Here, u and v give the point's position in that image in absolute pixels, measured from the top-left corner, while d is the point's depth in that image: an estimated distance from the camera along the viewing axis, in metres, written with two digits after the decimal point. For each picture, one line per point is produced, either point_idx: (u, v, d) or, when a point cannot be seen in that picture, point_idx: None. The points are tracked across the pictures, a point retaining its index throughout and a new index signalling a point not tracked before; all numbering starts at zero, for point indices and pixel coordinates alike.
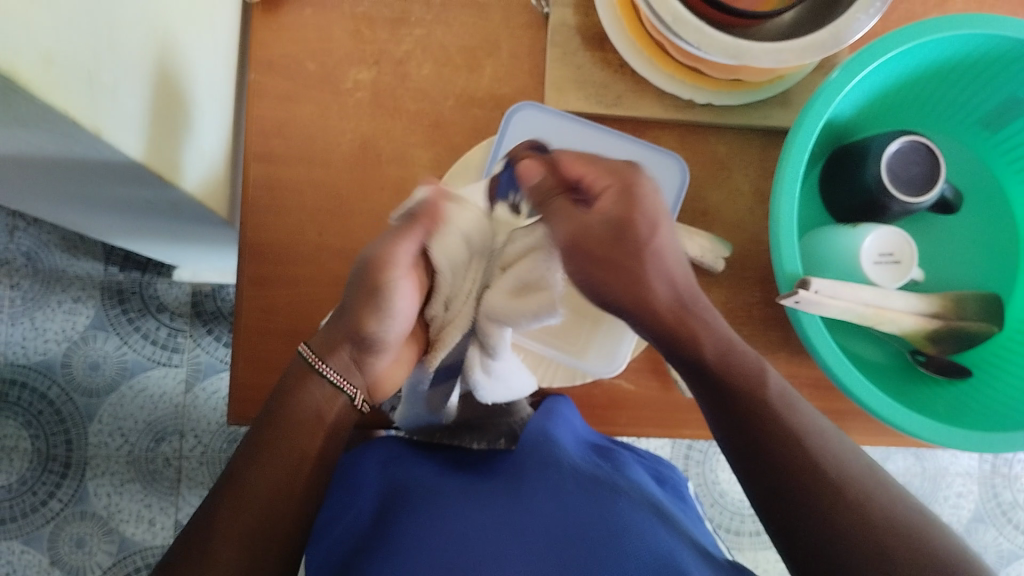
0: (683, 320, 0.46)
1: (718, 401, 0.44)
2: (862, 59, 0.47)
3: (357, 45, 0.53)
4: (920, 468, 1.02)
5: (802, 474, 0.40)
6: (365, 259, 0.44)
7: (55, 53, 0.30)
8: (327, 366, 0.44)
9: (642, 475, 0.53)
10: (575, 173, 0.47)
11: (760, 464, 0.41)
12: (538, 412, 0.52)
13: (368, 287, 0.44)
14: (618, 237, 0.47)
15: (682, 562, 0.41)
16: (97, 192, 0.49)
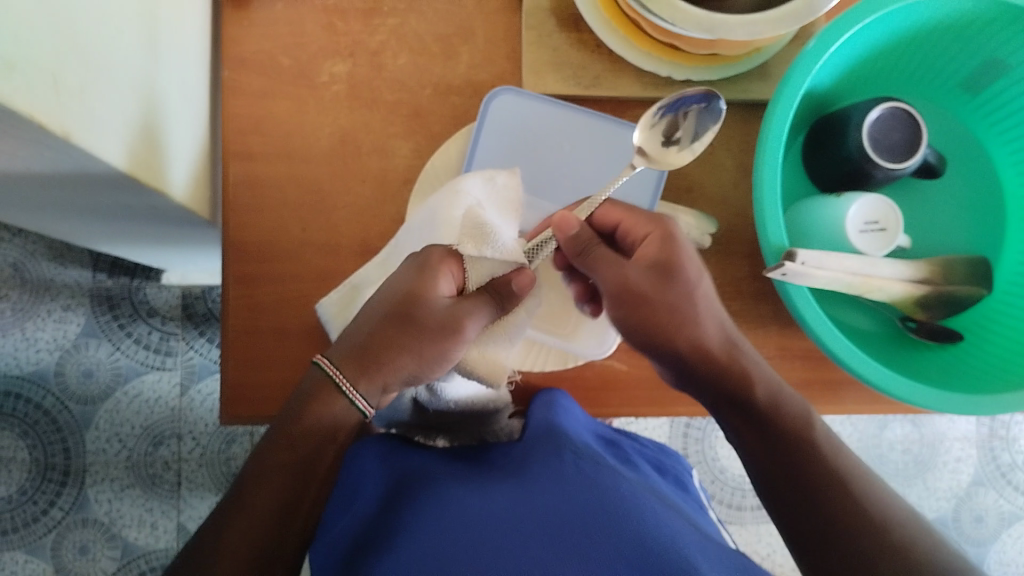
0: (734, 358, 0.45)
1: (751, 437, 0.44)
2: (838, 27, 0.47)
3: (331, 37, 0.52)
4: (918, 434, 1.03)
5: (841, 512, 0.40)
6: (418, 295, 0.43)
7: (17, 56, 0.29)
8: (356, 392, 0.42)
9: (646, 465, 0.54)
10: (614, 220, 0.48)
11: (796, 500, 0.41)
12: (539, 404, 0.51)
13: (407, 331, 0.43)
14: (667, 280, 0.46)
15: (688, 545, 0.41)
16: (77, 197, 0.48)
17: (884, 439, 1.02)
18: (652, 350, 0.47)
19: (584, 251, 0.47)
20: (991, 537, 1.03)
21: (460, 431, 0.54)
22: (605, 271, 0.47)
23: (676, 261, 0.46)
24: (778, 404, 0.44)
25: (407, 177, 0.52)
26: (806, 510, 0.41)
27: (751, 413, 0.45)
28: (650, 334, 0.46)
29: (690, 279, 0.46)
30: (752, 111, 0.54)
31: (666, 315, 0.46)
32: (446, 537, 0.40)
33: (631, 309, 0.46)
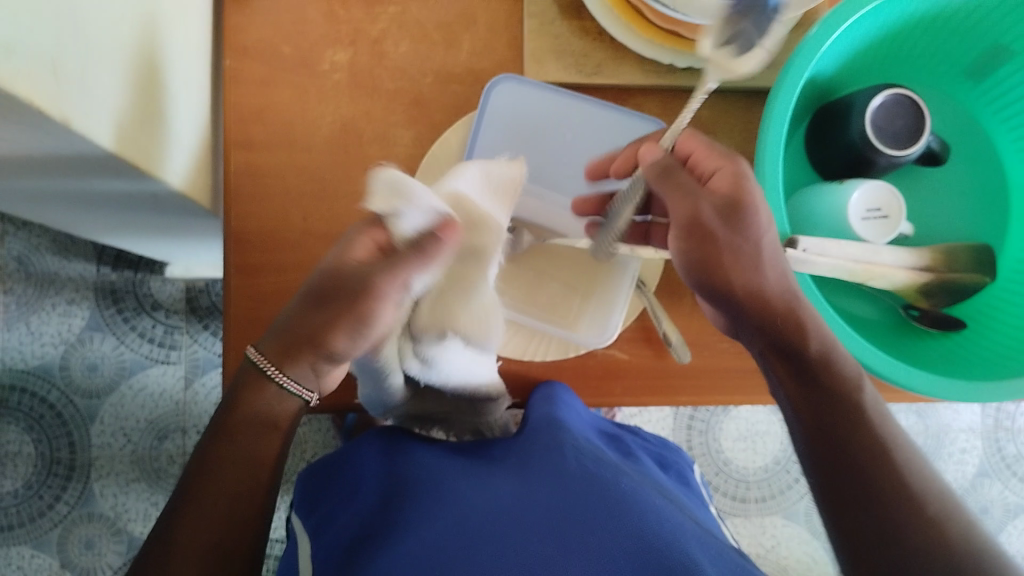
0: (791, 312, 0.42)
1: (797, 395, 0.43)
2: (841, 12, 0.47)
3: (332, 25, 0.52)
4: (923, 426, 1.02)
5: (878, 500, 0.39)
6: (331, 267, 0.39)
7: (16, 41, 0.29)
8: (286, 377, 0.40)
9: (648, 461, 0.53)
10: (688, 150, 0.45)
11: (835, 468, 0.41)
12: (538, 399, 0.51)
13: (334, 303, 0.39)
14: (738, 217, 0.42)
15: (687, 540, 0.41)
16: (82, 187, 0.48)
17: None
18: (718, 301, 0.45)
19: (666, 171, 0.43)
20: (996, 528, 1.02)
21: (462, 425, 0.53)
22: (676, 201, 0.43)
23: (745, 204, 0.42)
24: (831, 366, 0.42)
25: (409, 166, 0.52)
26: (853, 480, 0.40)
27: (799, 366, 0.42)
28: (712, 271, 0.44)
29: (760, 226, 0.42)
30: (753, 98, 0.54)
31: (728, 252, 0.43)
32: (449, 527, 0.40)
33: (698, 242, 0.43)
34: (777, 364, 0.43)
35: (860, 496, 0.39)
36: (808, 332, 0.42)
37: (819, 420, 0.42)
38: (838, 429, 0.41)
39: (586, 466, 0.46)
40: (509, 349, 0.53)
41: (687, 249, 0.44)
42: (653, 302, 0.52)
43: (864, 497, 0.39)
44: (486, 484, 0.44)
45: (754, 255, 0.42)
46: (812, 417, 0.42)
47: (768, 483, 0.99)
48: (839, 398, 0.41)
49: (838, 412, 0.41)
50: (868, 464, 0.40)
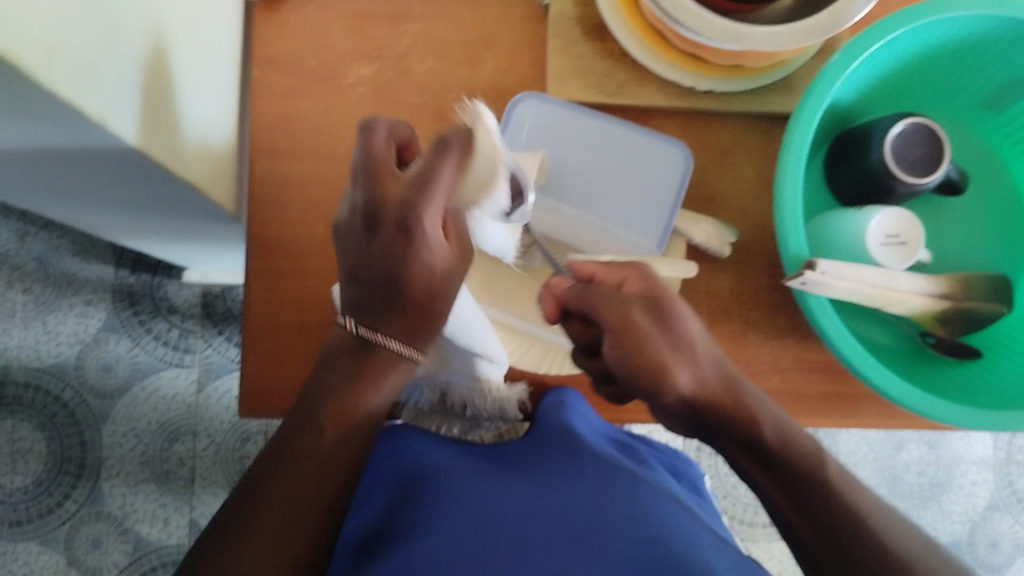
0: (737, 398, 0.41)
1: (765, 480, 0.41)
2: (863, 41, 0.47)
3: (360, 39, 0.53)
4: (934, 457, 1.02)
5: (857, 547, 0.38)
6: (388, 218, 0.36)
7: (58, 42, 0.30)
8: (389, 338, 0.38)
9: (662, 472, 0.53)
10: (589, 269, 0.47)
11: (817, 534, 0.39)
12: (551, 407, 0.51)
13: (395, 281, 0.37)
14: (662, 316, 0.42)
15: (704, 552, 0.41)
16: (109, 188, 0.49)
17: (899, 461, 1.01)
18: (654, 401, 0.42)
19: (581, 291, 0.44)
20: (1006, 562, 1.02)
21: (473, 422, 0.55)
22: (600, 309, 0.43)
23: (664, 297, 0.43)
24: (791, 446, 0.40)
25: None
26: (833, 552, 0.38)
27: (763, 457, 0.40)
28: (644, 386, 0.42)
29: (683, 319, 0.43)
30: (774, 123, 0.55)
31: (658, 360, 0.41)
32: (460, 531, 0.41)
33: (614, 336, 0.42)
34: (739, 455, 0.41)
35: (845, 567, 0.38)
36: (760, 418, 0.41)
37: (800, 510, 0.39)
38: (817, 508, 0.39)
39: (598, 471, 0.46)
40: (525, 362, 0.53)
41: (611, 362, 0.42)
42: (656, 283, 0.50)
43: (853, 570, 0.38)
44: (503, 487, 0.45)
45: (680, 361, 0.41)
46: (785, 497, 0.40)
47: None
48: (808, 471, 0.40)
49: (806, 479, 0.40)
50: (846, 529, 0.38)
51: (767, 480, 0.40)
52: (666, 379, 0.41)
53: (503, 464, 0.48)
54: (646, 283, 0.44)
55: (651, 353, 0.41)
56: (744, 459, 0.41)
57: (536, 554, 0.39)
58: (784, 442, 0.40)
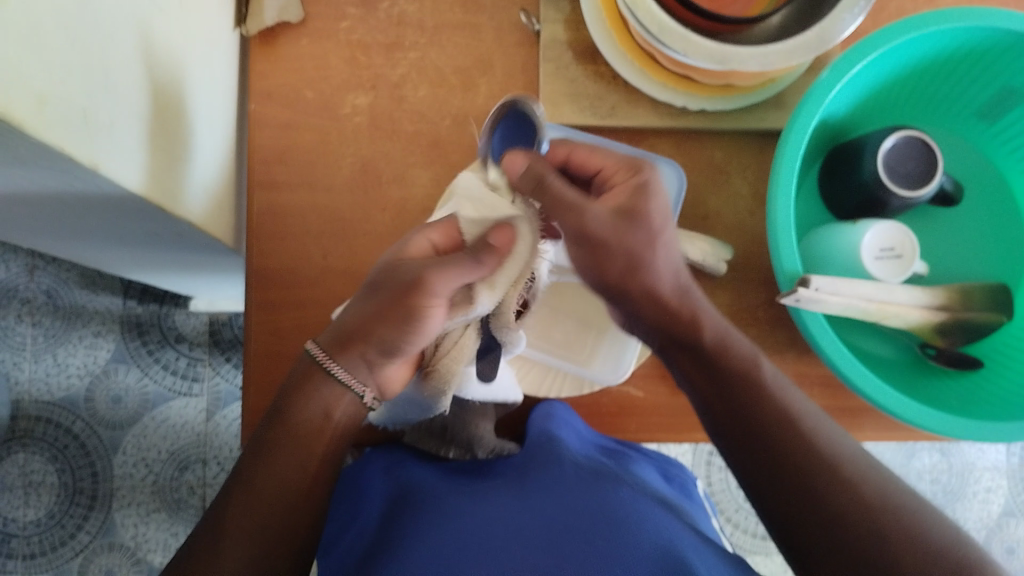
0: (686, 303, 0.44)
1: (707, 393, 0.44)
2: (851, 57, 0.47)
3: (353, 71, 0.54)
4: (947, 464, 1.01)
5: (819, 485, 0.39)
6: (394, 267, 0.41)
7: (49, 93, 0.30)
8: (337, 366, 0.41)
9: (651, 472, 0.52)
10: (591, 166, 0.45)
11: (773, 471, 0.40)
12: (539, 418, 0.52)
13: (391, 300, 0.40)
14: (632, 223, 0.42)
15: (684, 547, 0.41)
16: (109, 225, 0.49)
17: (912, 469, 1.00)
18: (619, 300, 0.45)
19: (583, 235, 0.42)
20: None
21: (470, 442, 0.53)
22: (562, 220, 0.41)
23: (637, 211, 0.42)
24: (727, 349, 0.43)
25: (426, 206, 0.53)
26: (786, 488, 0.40)
27: (700, 360, 0.44)
28: (600, 259, 0.43)
29: (652, 227, 0.42)
30: (766, 139, 0.55)
31: (624, 263, 0.43)
32: (443, 542, 0.40)
33: (591, 250, 0.43)
34: (691, 366, 0.44)
35: (774, 473, 0.40)
36: (702, 324, 0.43)
37: (734, 416, 0.43)
38: (751, 414, 0.42)
39: (580, 478, 0.46)
40: (526, 385, 0.54)
41: (580, 259, 0.44)
42: None
43: (808, 518, 0.39)
44: (483, 499, 0.45)
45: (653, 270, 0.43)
46: (720, 401, 0.43)
47: None
48: (741, 380, 0.43)
49: (745, 397, 0.42)
50: (793, 453, 0.40)
51: (725, 416, 0.43)
52: (642, 276, 0.43)
53: (486, 476, 0.48)
54: (622, 167, 0.44)
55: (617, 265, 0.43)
56: (708, 386, 0.44)
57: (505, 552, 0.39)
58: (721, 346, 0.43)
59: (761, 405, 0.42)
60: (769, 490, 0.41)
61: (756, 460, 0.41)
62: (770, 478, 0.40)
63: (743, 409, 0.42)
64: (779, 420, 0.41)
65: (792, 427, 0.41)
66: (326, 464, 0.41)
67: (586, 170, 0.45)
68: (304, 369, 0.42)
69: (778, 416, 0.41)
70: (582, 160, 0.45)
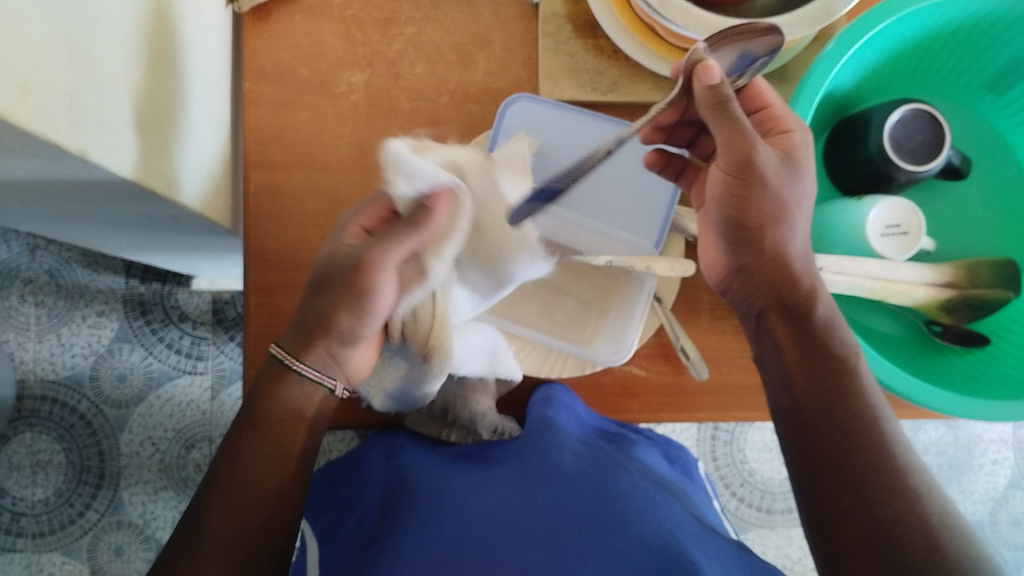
0: (807, 268, 0.43)
1: (795, 362, 0.42)
2: (858, 28, 0.46)
3: (349, 48, 0.53)
4: (953, 437, 1.00)
5: (891, 489, 0.37)
6: (326, 259, 0.44)
7: (32, 82, 0.30)
8: (304, 364, 0.42)
9: (651, 456, 0.52)
10: (763, 101, 0.45)
11: (840, 472, 0.38)
12: (539, 401, 0.51)
13: (332, 283, 0.42)
14: (795, 171, 0.41)
15: (684, 537, 0.40)
16: (105, 209, 0.49)
17: (918, 442, 0.99)
18: (739, 247, 0.44)
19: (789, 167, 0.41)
20: None
21: (472, 422, 0.54)
22: (723, 137, 0.39)
23: (796, 156, 0.42)
24: (835, 328, 0.42)
25: None
26: (854, 489, 0.37)
27: (801, 334, 0.42)
28: (740, 202, 0.41)
29: (807, 180, 0.42)
30: None
31: (773, 207, 0.41)
32: (444, 530, 0.40)
33: (742, 184, 0.41)
34: (786, 336, 0.42)
35: (839, 467, 0.38)
36: (818, 295, 0.42)
37: (816, 403, 0.40)
38: (835, 405, 0.40)
39: (578, 468, 0.45)
40: (526, 365, 0.53)
41: (723, 197, 0.42)
42: (670, 319, 0.51)
43: (873, 518, 0.36)
44: (483, 490, 0.44)
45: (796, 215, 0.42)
46: (808, 378, 0.41)
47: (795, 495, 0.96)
48: (834, 361, 0.41)
49: (835, 378, 0.40)
50: (867, 454, 0.38)
51: (806, 401, 0.41)
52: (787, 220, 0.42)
53: (486, 465, 0.48)
54: (790, 115, 0.44)
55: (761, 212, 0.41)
56: (796, 363, 0.42)
57: (512, 540, 0.39)
58: (831, 324, 0.42)
59: (846, 396, 0.40)
60: (829, 487, 0.38)
61: (832, 460, 0.39)
62: (831, 468, 0.38)
63: (828, 400, 0.40)
64: (861, 414, 0.39)
65: (868, 428, 0.39)
66: (302, 457, 0.42)
67: (755, 103, 0.45)
68: (273, 372, 0.42)
69: (862, 409, 0.40)
70: (756, 92, 0.45)
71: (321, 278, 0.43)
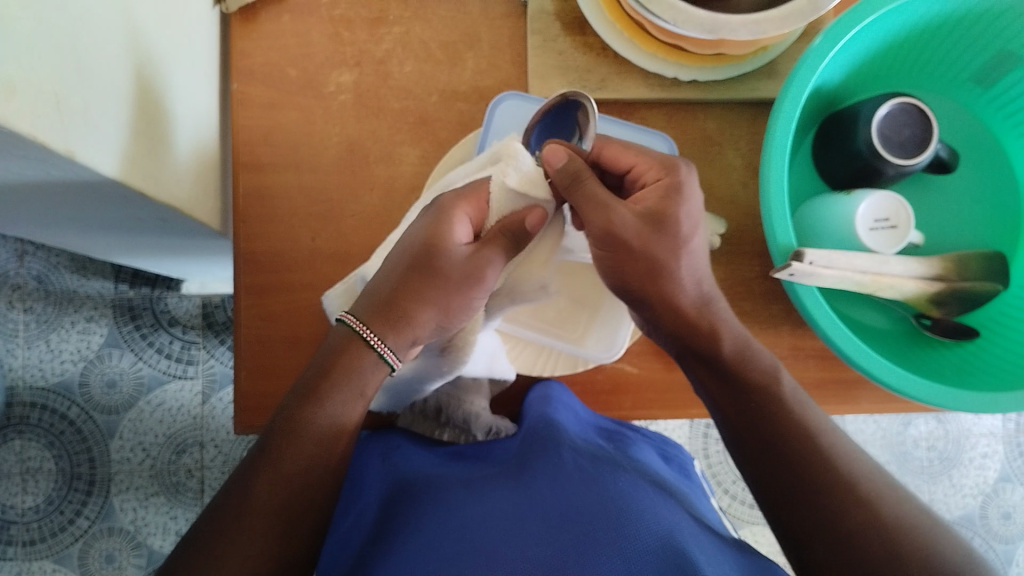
0: (704, 315, 0.44)
1: (722, 398, 0.44)
2: (844, 24, 0.46)
3: (337, 48, 0.53)
4: (943, 431, 1.02)
5: (848, 502, 0.38)
6: (421, 242, 0.42)
7: (19, 81, 0.30)
8: (383, 345, 0.41)
9: (650, 455, 0.52)
10: (626, 163, 0.44)
11: (788, 490, 0.40)
12: (538, 400, 0.51)
13: (430, 273, 0.42)
14: (661, 230, 0.42)
15: (685, 537, 0.40)
16: (94, 213, 0.49)
17: (908, 437, 1.01)
18: (639, 304, 0.45)
19: (654, 222, 0.42)
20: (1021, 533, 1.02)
21: (465, 423, 0.54)
22: (590, 216, 0.41)
23: (668, 216, 0.42)
24: (746, 359, 0.44)
25: (414, 185, 0.53)
26: (808, 510, 0.39)
27: (719, 369, 0.44)
28: (621, 261, 0.43)
29: (681, 234, 0.42)
30: (757, 109, 0.54)
31: (646, 267, 0.43)
32: (440, 529, 0.40)
33: (615, 252, 0.43)
34: (705, 374, 0.45)
35: (791, 491, 0.40)
36: (723, 335, 0.44)
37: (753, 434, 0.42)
38: (767, 433, 0.42)
39: (579, 466, 0.45)
40: (519, 363, 0.53)
41: (602, 257, 0.44)
42: None
43: (836, 537, 0.37)
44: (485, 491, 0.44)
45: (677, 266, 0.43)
46: (741, 416, 0.43)
47: None
48: (756, 386, 0.43)
49: (760, 407, 0.43)
50: (809, 471, 0.40)
51: (745, 432, 0.43)
52: (670, 279, 0.43)
53: (487, 464, 0.48)
54: (656, 164, 0.43)
55: (648, 256, 0.42)
56: (725, 399, 0.44)
57: (516, 541, 0.39)
58: (741, 355, 0.44)
59: (779, 416, 0.42)
60: (790, 509, 0.40)
61: (782, 487, 0.40)
62: (787, 490, 0.40)
63: (759, 427, 0.42)
64: (798, 434, 0.41)
65: (813, 444, 0.41)
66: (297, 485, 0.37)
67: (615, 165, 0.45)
68: (341, 341, 0.41)
69: (792, 429, 0.41)
70: (614, 155, 0.44)
71: (414, 263, 0.42)
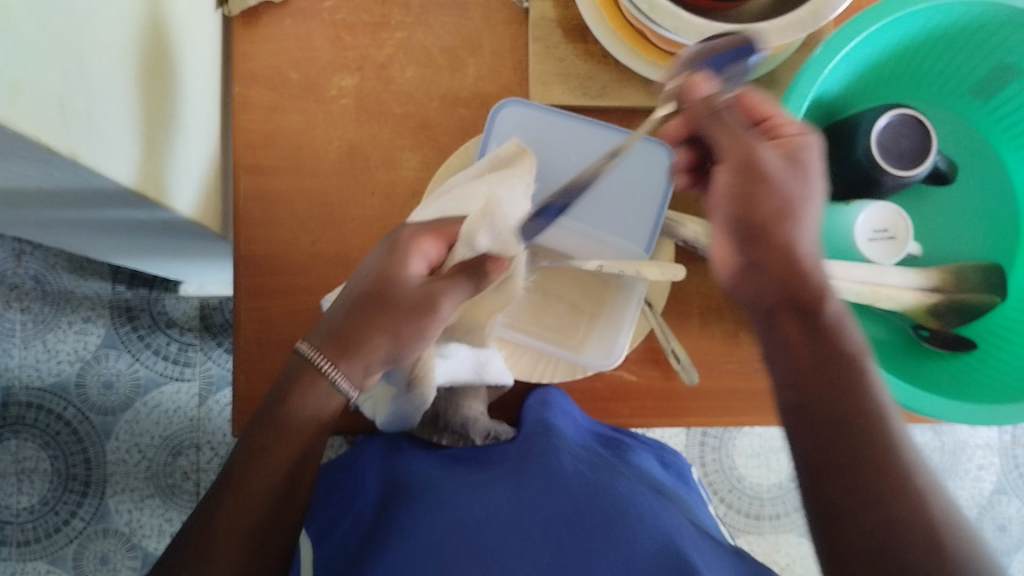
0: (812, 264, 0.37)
1: (803, 358, 0.35)
2: (844, 35, 0.46)
3: (339, 52, 0.53)
4: (939, 442, 1.01)
5: (924, 521, 0.30)
6: (372, 277, 0.42)
7: (21, 82, 0.30)
8: (334, 369, 0.41)
9: (647, 461, 0.52)
10: (765, 114, 0.41)
11: (847, 471, 0.32)
12: (535, 406, 0.51)
13: (384, 305, 0.42)
14: (795, 171, 0.38)
15: (684, 540, 0.40)
16: (94, 214, 0.49)
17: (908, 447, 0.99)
18: (748, 243, 0.38)
19: (790, 164, 0.38)
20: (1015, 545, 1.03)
21: (462, 428, 0.53)
22: (725, 146, 0.38)
23: (801, 159, 0.39)
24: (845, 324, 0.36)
25: (415, 189, 0.53)
26: (865, 503, 0.31)
27: (814, 324, 0.36)
28: (743, 193, 0.38)
29: (810, 187, 0.38)
30: None
31: (779, 202, 0.37)
32: (438, 531, 0.40)
33: (742, 185, 0.38)
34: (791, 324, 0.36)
35: (845, 474, 0.32)
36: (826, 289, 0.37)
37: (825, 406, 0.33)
38: (840, 401, 0.33)
39: (577, 471, 0.45)
40: (518, 370, 0.53)
41: (727, 188, 0.38)
42: (661, 324, 0.51)
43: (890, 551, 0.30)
44: (483, 494, 0.44)
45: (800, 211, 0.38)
46: (814, 369, 0.34)
47: (783, 501, 0.97)
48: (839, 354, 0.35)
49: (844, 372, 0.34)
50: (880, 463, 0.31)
51: (816, 400, 0.34)
52: (786, 217, 0.37)
53: (483, 468, 0.48)
54: (792, 121, 0.40)
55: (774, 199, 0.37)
56: (804, 355, 0.35)
57: (514, 546, 0.39)
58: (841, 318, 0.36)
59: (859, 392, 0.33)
60: (838, 501, 0.32)
61: (836, 471, 0.32)
62: (838, 475, 0.32)
63: (833, 393, 0.33)
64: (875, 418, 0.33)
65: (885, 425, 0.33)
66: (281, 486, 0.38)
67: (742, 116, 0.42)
68: (296, 368, 0.41)
69: (872, 411, 0.33)
70: (752, 105, 0.41)
71: (369, 299, 0.42)
